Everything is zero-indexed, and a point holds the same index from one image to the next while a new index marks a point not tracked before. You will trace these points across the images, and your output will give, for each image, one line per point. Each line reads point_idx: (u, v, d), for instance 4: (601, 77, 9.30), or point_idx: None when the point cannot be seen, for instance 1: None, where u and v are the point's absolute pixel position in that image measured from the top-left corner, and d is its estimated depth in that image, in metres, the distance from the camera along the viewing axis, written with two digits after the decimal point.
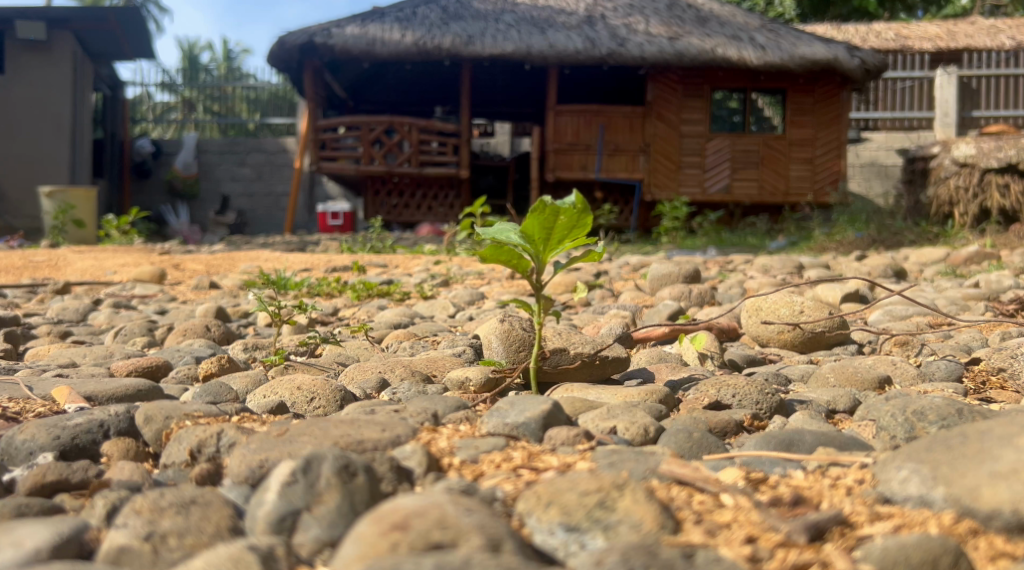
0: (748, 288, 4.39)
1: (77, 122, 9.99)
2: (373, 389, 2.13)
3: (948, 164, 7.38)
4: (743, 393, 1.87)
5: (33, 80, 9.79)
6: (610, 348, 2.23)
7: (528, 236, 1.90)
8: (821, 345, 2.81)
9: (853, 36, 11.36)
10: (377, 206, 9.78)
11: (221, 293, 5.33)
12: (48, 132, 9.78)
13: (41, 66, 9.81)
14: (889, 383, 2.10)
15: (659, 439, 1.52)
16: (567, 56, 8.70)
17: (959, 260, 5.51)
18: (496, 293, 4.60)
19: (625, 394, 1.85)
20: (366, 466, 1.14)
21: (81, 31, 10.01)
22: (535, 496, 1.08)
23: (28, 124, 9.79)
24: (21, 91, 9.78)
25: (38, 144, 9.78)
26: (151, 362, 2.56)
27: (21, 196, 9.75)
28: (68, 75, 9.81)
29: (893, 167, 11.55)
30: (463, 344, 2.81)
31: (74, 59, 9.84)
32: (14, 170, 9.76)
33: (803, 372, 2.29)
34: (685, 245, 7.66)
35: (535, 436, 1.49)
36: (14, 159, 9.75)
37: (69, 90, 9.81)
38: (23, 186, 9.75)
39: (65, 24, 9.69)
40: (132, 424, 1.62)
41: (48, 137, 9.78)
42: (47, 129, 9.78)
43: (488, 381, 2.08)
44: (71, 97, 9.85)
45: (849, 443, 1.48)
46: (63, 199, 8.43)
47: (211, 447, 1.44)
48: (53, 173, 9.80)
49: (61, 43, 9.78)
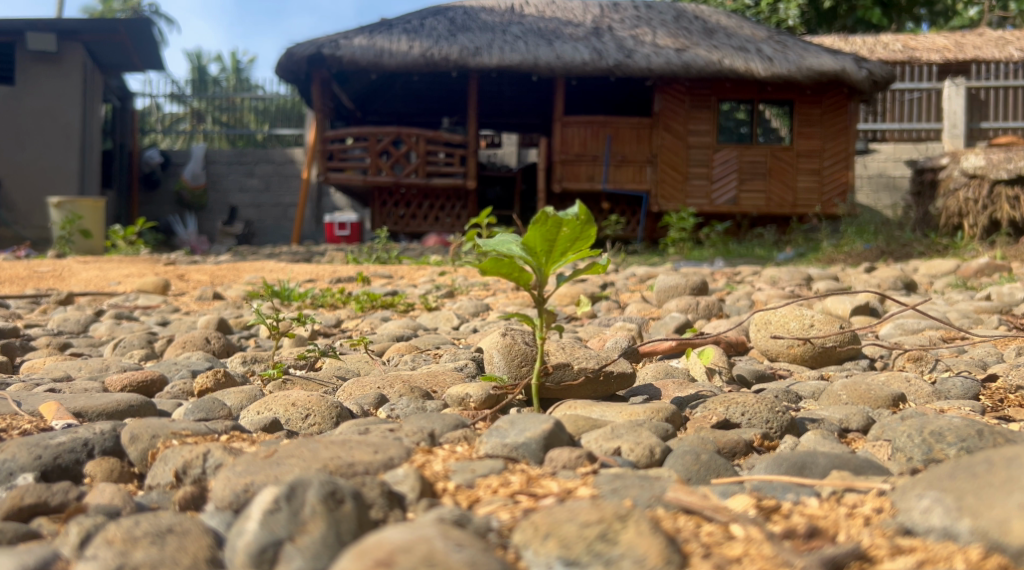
0: (756, 301, 4.32)
1: (87, 132, 9.99)
2: (370, 406, 2.06)
3: (958, 175, 7.30)
4: (753, 411, 1.81)
5: (42, 90, 9.78)
6: (615, 364, 2.16)
7: (529, 248, 1.84)
8: (832, 360, 2.75)
9: (861, 48, 11.27)
10: (383, 217, 9.75)
11: (224, 304, 5.29)
12: (58, 142, 9.77)
13: (51, 76, 9.80)
14: (903, 401, 2.03)
15: (665, 462, 1.46)
16: (574, 67, 8.64)
17: (969, 272, 5.43)
18: (501, 304, 4.55)
19: (630, 412, 1.78)
20: (354, 493, 1.08)
21: (92, 43, 10.01)
22: (532, 527, 1.02)
23: (37, 135, 9.77)
24: (30, 101, 9.77)
25: (46, 155, 9.76)
26: (146, 377, 2.51)
27: (31, 206, 9.71)
28: (78, 85, 9.81)
29: (902, 179, 11.47)
30: (465, 359, 2.75)
31: (84, 70, 9.85)
32: (22, 179, 9.74)
33: (814, 389, 2.23)
34: (693, 256, 7.59)
35: (536, 458, 1.43)
36: (23, 169, 9.72)
37: (78, 99, 9.80)
38: (33, 196, 9.72)
39: (76, 35, 9.72)
40: (117, 443, 1.56)
41: (59, 147, 9.76)
42: (57, 140, 9.77)
43: (488, 397, 2.01)
44: (81, 108, 9.84)
45: (864, 465, 1.42)
46: (71, 210, 8.39)
47: (197, 468, 1.38)
48: (62, 183, 9.78)
49: (73, 54, 9.79)
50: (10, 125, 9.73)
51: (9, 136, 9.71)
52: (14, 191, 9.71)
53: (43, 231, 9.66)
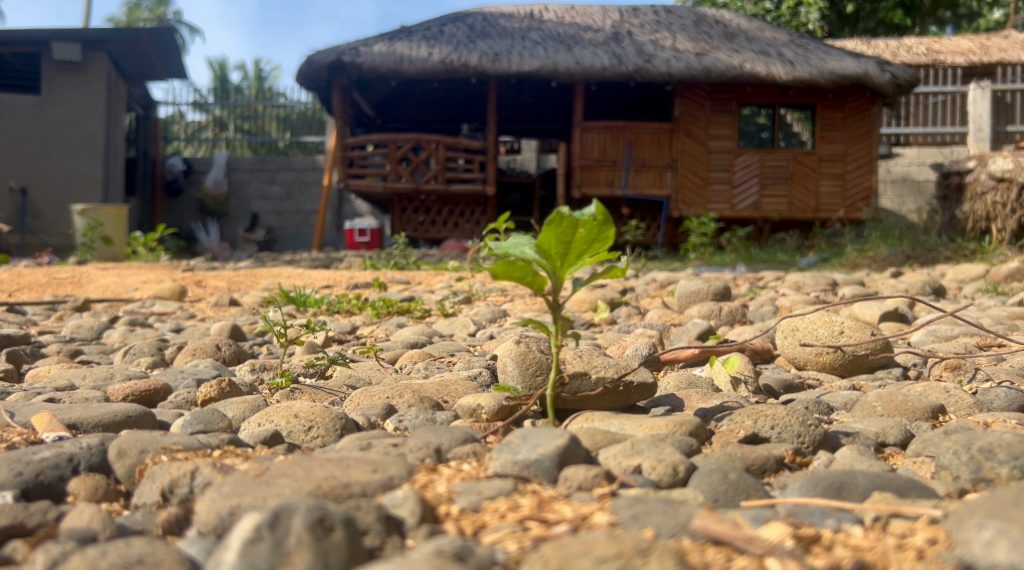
0: (781, 307, 4.19)
1: (109, 140, 10.01)
2: (377, 416, 1.97)
3: (985, 178, 7.13)
4: (783, 425, 1.70)
5: (66, 99, 9.77)
6: (635, 373, 2.05)
7: (543, 251, 1.74)
8: (863, 368, 2.63)
9: (884, 51, 11.08)
10: (403, 223, 9.66)
11: (240, 310, 5.22)
12: (82, 150, 9.78)
13: (74, 85, 9.79)
14: (942, 414, 1.91)
15: (689, 481, 1.35)
16: (593, 72, 8.51)
17: (999, 277, 5.28)
18: (519, 310, 4.44)
19: (651, 426, 1.67)
20: (345, 519, 0.98)
21: (115, 52, 10.04)
22: (541, 560, 0.92)
23: (61, 143, 9.75)
24: (55, 109, 9.75)
25: (70, 163, 9.75)
26: (149, 386, 2.42)
27: (56, 213, 9.72)
28: (102, 94, 9.83)
29: (927, 183, 11.23)
30: (479, 367, 2.65)
31: (107, 79, 9.87)
32: (47, 187, 9.72)
33: (846, 399, 2.11)
34: (714, 261, 7.46)
35: (549, 477, 1.32)
36: (47, 176, 9.71)
37: (102, 108, 9.82)
38: (57, 203, 9.72)
39: (100, 45, 9.73)
40: (104, 458, 1.45)
41: (82, 155, 9.77)
42: (81, 147, 9.77)
43: (500, 408, 1.91)
44: (105, 116, 9.87)
45: (908, 485, 1.31)
46: (94, 217, 8.40)
47: (184, 487, 1.28)
48: (86, 191, 9.78)
49: (96, 63, 9.80)
50: (33, 133, 9.69)
51: (32, 144, 9.67)
52: (40, 199, 9.68)
53: (69, 238, 9.70)
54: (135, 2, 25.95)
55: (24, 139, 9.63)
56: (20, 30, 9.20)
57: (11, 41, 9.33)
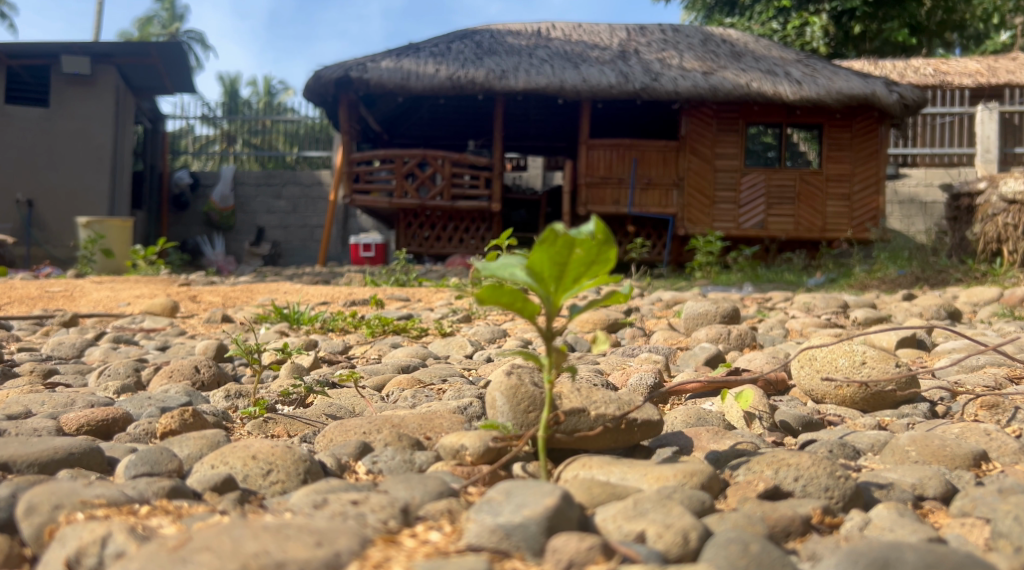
0: (791, 330, 3.96)
1: (117, 155, 9.85)
2: (349, 457, 1.76)
3: (996, 201, 6.89)
4: (808, 477, 1.48)
5: (75, 113, 9.60)
6: (639, 410, 1.83)
7: (535, 273, 1.52)
8: (886, 403, 2.40)
9: (891, 71, 10.88)
10: (408, 239, 9.45)
11: (232, 327, 5.01)
12: (90, 164, 9.62)
13: (84, 99, 9.64)
14: (985, 463, 1.70)
15: (703, 554, 1.15)
16: (600, 90, 8.32)
17: (1014, 301, 5.05)
18: (520, 330, 4.22)
19: (658, 476, 1.44)
20: None
21: (125, 66, 9.89)
22: None
23: (69, 157, 9.59)
24: (63, 122, 9.59)
25: (77, 176, 9.60)
26: (107, 415, 2.21)
27: (62, 225, 9.56)
28: (111, 108, 9.65)
29: (935, 205, 10.97)
30: (470, 397, 2.43)
31: (117, 93, 9.70)
32: (54, 199, 9.55)
33: (873, 441, 1.88)
34: (720, 280, 7.23)
35: (534, 548, 1.12)
36: (53, 189, 9.54)
37: (110, 121, 9.65)
38: (64, 216, 9.57)
39: (110, 58, 9.58)
40: (12, 514, 1.23)
41: (90, 169, 9.62)
42: (89, 161, 9.62)
43: (486, 450, 1.68)
44: (113, 129, 9.70)
45: (965, 562, 1.10)
46: (98, 230, 8.24)
47: (93, 558, 1.08)
48: (93, 204, 9.62)
49: (106, 77, 9.64)
50: (41, 145, 9.51)
51: (39, 156, 9.50)
52: (46, 212, 9.51)
53: (74, 251, 9.55)
54: (148, 18, 26.14)
55: (31, 152, 9.46)
56: (29, 43, 9.01)
57: (21, 54, 9.15)
